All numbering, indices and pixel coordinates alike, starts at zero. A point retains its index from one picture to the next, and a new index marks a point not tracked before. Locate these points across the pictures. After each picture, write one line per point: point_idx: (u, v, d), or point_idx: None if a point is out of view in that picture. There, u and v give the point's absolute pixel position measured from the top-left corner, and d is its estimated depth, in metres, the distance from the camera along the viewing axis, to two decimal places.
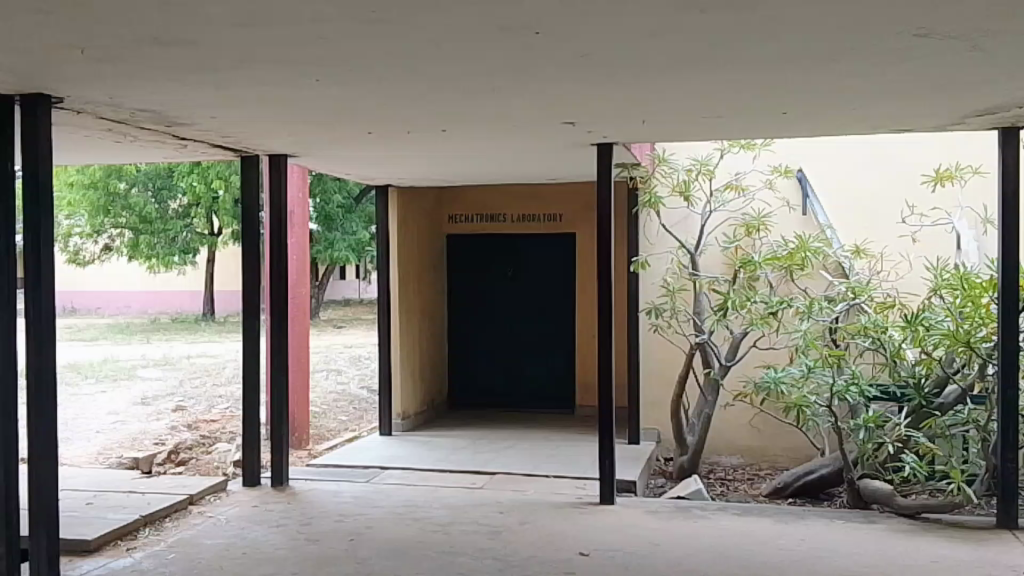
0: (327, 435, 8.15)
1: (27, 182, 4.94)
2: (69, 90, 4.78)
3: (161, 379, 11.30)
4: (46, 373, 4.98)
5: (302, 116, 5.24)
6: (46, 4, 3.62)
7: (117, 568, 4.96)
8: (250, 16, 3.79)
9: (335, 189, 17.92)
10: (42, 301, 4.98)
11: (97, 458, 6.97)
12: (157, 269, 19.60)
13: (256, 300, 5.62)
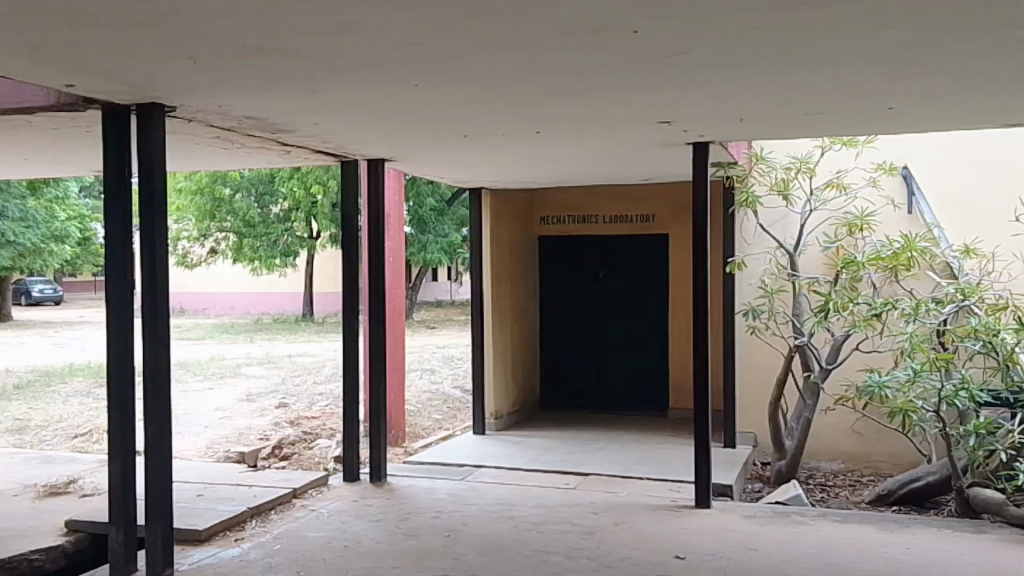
0: (422, 433, 8.32)
1: (144, 187, 5.17)
2: (183, 101, 5.01)
3: (265, 376, 11.82)
4: (159, 366, 5.19)
5: (399, 121, 5.35)
6: (161, 16, 3.80)
7: (226, 557, 5.22)
8: (351, 22, 3.88)
9: (428, 192, 18.25)
10: (158, 300, 5.21)
11: (206, 452, 7.29)
12: (259, 271, 20.57)
13: (355, 300, 5.76)
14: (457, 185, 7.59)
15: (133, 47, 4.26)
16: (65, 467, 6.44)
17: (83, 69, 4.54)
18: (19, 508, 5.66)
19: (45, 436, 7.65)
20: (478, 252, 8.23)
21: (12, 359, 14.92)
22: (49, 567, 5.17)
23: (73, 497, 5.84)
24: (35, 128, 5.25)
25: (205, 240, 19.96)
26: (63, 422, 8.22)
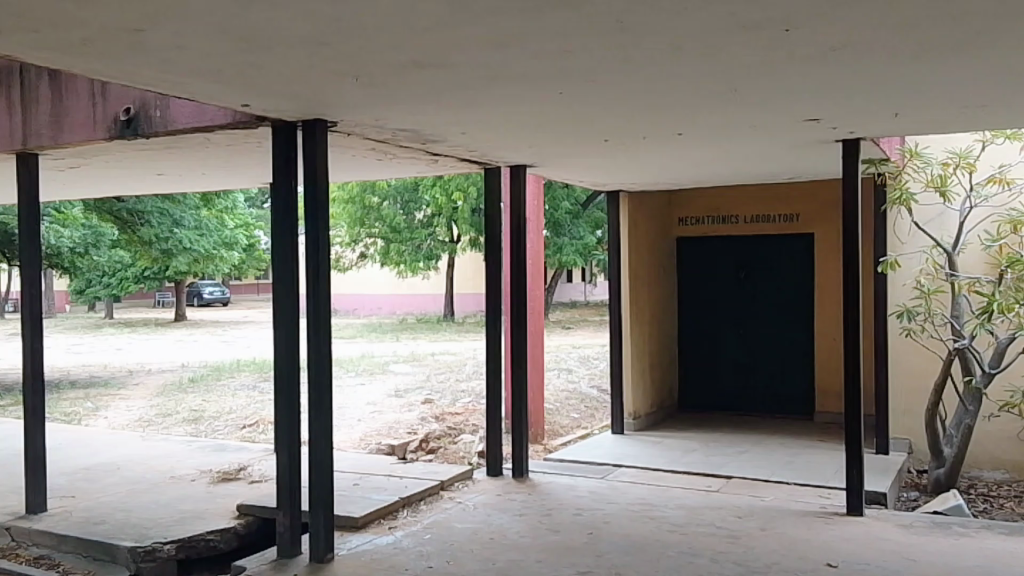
0: (560, 432, 8.48)
1: (309, 197, 5.63)
2: (343, 115, 5.38)
3: (411, 373, 12.38)
4: (321, 362, 5.62)
5: (543, 126, 5.52)
6: (326, 37, 4.10)
7: (381, 543, 5.58)
8: (501, 36, 4.04)
9: (564, 195, 18.31)
10: (321, 302, 5.67)
11: (360, 444, 7.75)
12: (403, 273, 21.55)
13: (497, 302, 6.05)
14: (597, 188, 7.70)
15: (302, 68, 4.62)
16: (237, 455, 7.02)
17: (256, 90, 4.96)
18: (198, 491, 6.22)
19: (220, 425, 8.36)
20: (617, 253, 8.32)
21: (187, 356, 16.42)
22: (224, 547, 5.63)
23: (244, 483, 6.35)
24: (212, 146, 5.76)
25: (356, 245, 21.10)
26: (234, 413, 8.93)
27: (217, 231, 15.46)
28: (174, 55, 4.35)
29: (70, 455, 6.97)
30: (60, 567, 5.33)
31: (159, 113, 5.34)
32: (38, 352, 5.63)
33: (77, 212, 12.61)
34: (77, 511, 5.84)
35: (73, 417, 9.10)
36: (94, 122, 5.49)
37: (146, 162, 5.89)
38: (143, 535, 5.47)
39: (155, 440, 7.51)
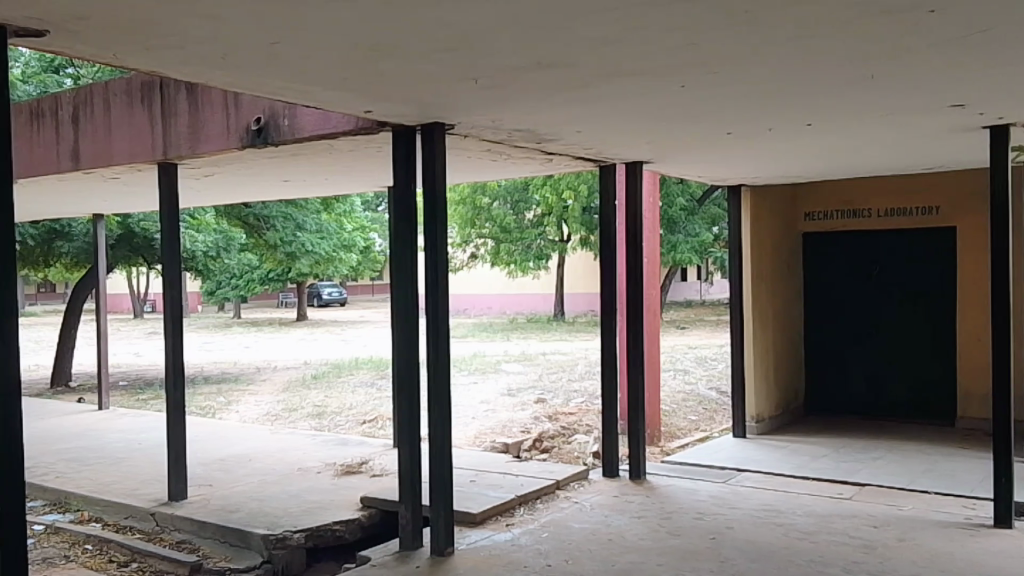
0: (677, 434, 8.34)
1: (428, 200, 5.81)
2: (463, 116, 5.47)
3: (523, 372, 12.47)
4: (441, 360, 5.81)
5: (663, 118, 5.44)
6: (450, 41, 4.16)
7: (499, 540, 5.65)
8: (625, 33, 3.98)
9: (678, 192, 18.07)
10: (439, 304, 5.82)
11: (474, 442, 7.86)
12: (513, 273, 21.79)
13: (612, 303, 6.07)
14: (716, 182, 7.54)
15: (424, 73, 4.72)
16: (358, 449, 7.24)
17: (380, 96, 5.11)
18: (324, 482, 6.47)
19: (342, 420, 8.68)
20: (739, 250, 8.10)
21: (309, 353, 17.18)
22: (349, 538, 5.84)
23: (366, 476, 6.55)
24: (337, 152, 5.98)
25: (466, 246, 21.49)
26: (355, 409, 9.25)
27: (337, 233, 15.27)
28: (304, 64, 4.53)
29: (209, 446, 7.40)
30: (199, 551, 5.65)
31: (287, 122, 5.58)
32: (179, 349, 5.96)
33: (211, 216, 13.35)
34: (215, 498, 6.18)
35: (211, 411, 9.67)
36: (227, 132, 5.74)
37: (275, 169, 6.17)
38: (274, 523, 5.75)
39: (282, 434, 7.86)
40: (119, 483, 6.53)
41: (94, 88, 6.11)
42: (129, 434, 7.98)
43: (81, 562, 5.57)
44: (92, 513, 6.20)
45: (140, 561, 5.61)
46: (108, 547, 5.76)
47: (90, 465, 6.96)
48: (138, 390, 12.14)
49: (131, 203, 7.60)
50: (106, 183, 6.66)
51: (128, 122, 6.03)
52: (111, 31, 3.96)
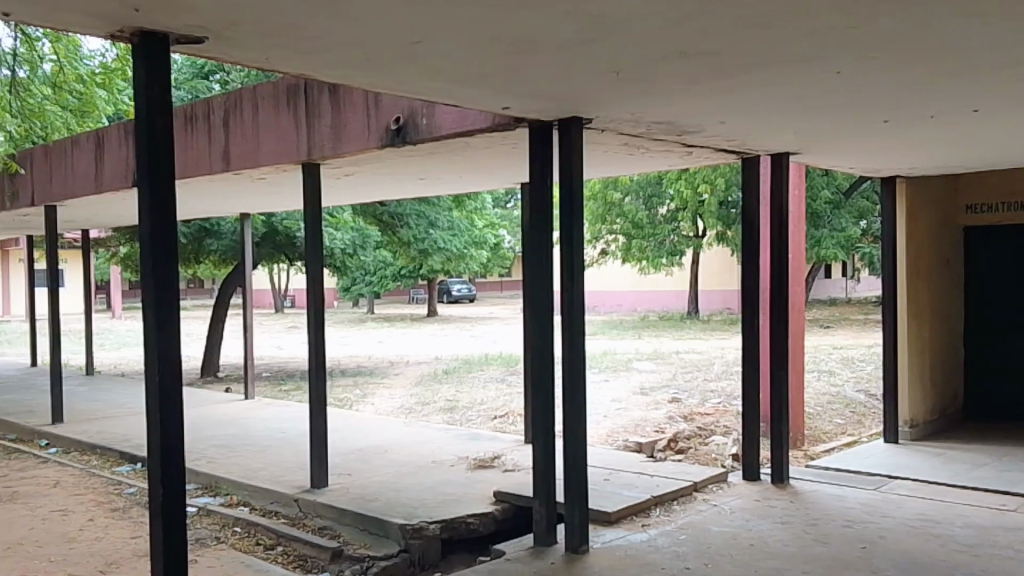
0: (823, 438, 7.98)
1: (565, 194, 5.80)
2: (601, 109, 5.43)
3: (656, 371, 12.27)
4: (576, 357, 5.77)
5: (809, 105, 5.21)
6: (587, 35, 4.10)
7: (635, 540, 5.57)
8: (774, 20, 3.79)
9: (822, 183, 16.82)
10: (575, 299, 5.80)
11: (607, 440, 7.80)
12: (645, 271, 21.86)
13: (752, 300, 5.97)
14: (866, 174, 7.17)
15: (560, 67, 4.68)
16: (490, 444, 7.29)
17: (516, 91, 5.11)
18: (458, 475, 6.55)
19: (473, 415, 8.79)
20: (892, 246, 7.68)
21: (439, 349, 17.55)
22: (483, 530, 5.92)
23: (499, 470, 6.58)
24: (474, 150, 6.06)
25: (597, 242, 21.67)
26: (486, 404, 9.34)
27: (466, 229, 15.42)
28: (442, 61, 4.59)
29: (353, 437, 7.64)
30: (340, 537, 5.83)
31: (425, 121, 5.67)
32: (320, 343, 6.15)
33: (348, 215, 13.42)
34: (353, 488, 6.36)
35: (348, 403, 10.01)
36: (367, 132, 5.88)
37: (413, 168, 6.31)
38: (411, 514, 5.87)
39: (416, 427, 8.03)
40: (264, 470, 6.82)
41: (244, 92, 6.34)
42: (272, 423, 8.35)
43: (231, 543, 5.85)
44: (241, 498, 6.50)
45: (286, 544, 5.85)
46: (255, 530, 6.03)
47: (238, 452, 7.33)
48: (280, 381, 12.78)
49: (274, 202, 7.95)
50: (253, 184, 6.99)
51: (275, 123, 6.23)
52: (260, 39, 4.13)
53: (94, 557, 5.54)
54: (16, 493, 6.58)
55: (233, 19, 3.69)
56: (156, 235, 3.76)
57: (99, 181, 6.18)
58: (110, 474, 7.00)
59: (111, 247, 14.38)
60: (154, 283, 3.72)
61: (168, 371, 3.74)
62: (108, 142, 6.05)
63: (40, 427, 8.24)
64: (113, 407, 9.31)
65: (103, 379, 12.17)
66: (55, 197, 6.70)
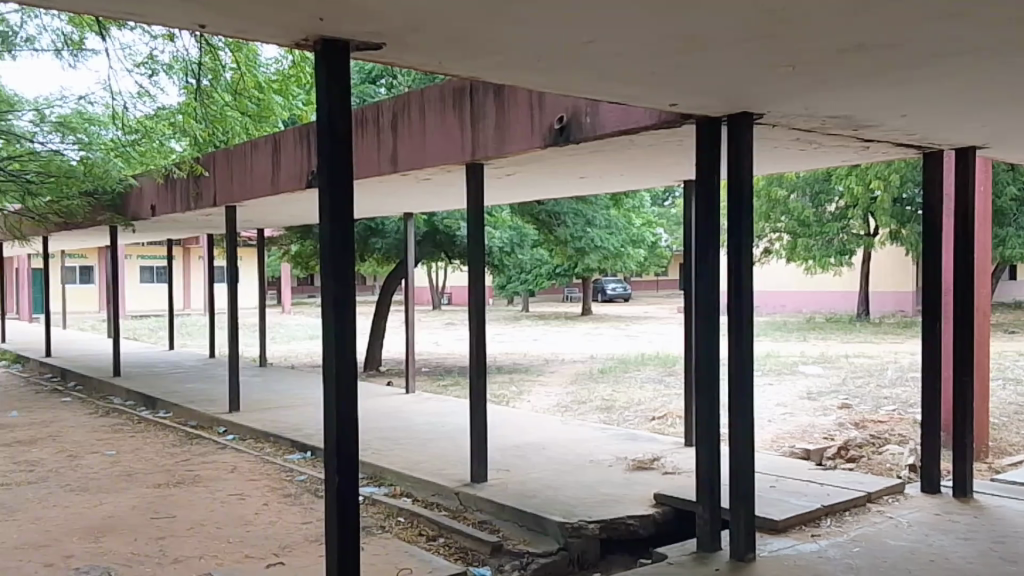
0: (1009, 451, 7.51)
1: (733, 191, 5.61)
2: (774, 105, 5.25)
3: (824, 375, 11.95)
4: (744, 359, 5.58)
5: (1005, 96, 4.85)
6: (763, 30, 3.93)
7: (805, 550, 5.38)
8: (975, 7, 3.52)
9: (1008, 179, 16.08)
10: (743, 302, 5.60)
11: (772, 445, 7.65)
12: (810, 271, 21.65)
13: (935, 304, 5.70)
14: None
15: (735, 63, 4.51)
16: (649, 445, 7.22)
17: (683, 88, 4.98)
18: (616, 476, 6.51)
19: (630, 415, 8.77)
20: None
21: (594, 347, 17.63)
22: (642, 533, 5.87)
23: (659, 473, 6.50)
24: (637, 148, 5.98)
25: (761, 241, 22.05)
26: (643, 405, 9.29)
27: (624, 228, 15.26)
28: (612, 60, 4.52)
29: (520, 432, 7.78)
30: (500, 532, 5.91)
31: (589, 119, 5.57)
32: (481, 340, 6.22)
33: (507, 214, 13.23)
34: (512, 483, 6.42)
35: (505, 400, 10.19)
36: (531, 132, 5.87)
37: (574, 168, 6.30)
38: (569, 512, 5.87)
39: (577, 425, 8.08)
40: (426, 462, 7.01)
41: (411, 96, 6.47)
42: (435, 416, 8.60)
43: (395, 533, 6.00)
44: (403, 489, 6.69)
45: (447, 536, 5.96)
46: (418, 521, 6.16)
47: (402, 443, 7.57)
48: (438, 376, 13.17)
49: (436, 201, 8.16)
50: (416, 185, 7.18)
51: (441, 126, 6.34)
52: (434, 44, 4.16)
53: (269, 540, 5.81)
54: (198, 476, 7.04)
55: (415, 21, 3.73)
56: (333, 234, 4.04)
57: (275, 184, 6.50)
58: (282, 461, 7.35)
59: (279, 246, 15.21)
60: (332, 279, 4.02)
61: (344, 359, 4.05)
62: (284, 147, 6.34)
63: (219, 414, 8.77)
64: (288, 397, 9.84)
65: (274, 370, 12.89)
66: (236, 197, 7.04)
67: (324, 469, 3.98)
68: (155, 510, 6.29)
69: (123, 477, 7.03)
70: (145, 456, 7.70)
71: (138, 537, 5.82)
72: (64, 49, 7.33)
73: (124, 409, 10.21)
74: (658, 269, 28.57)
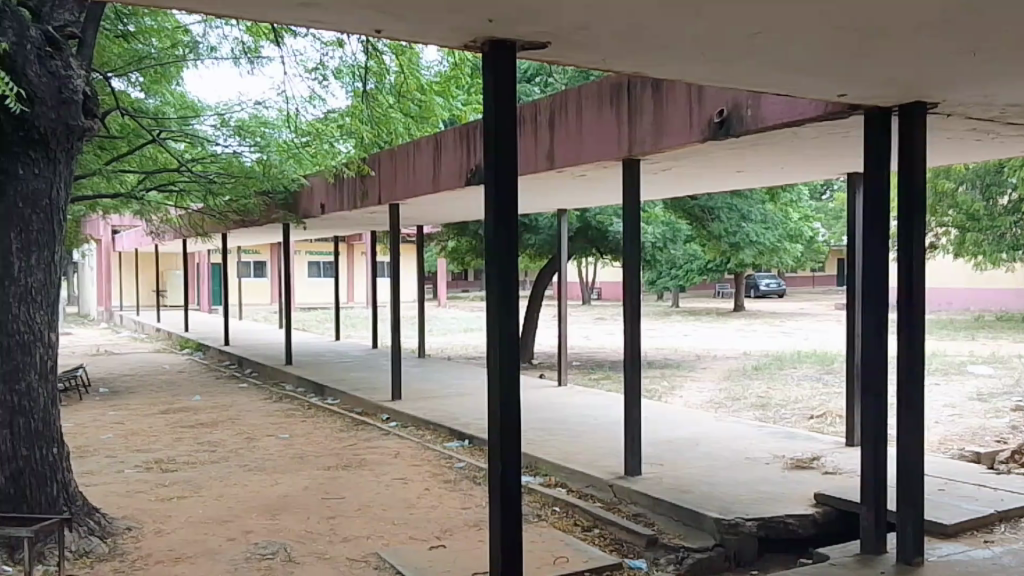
0: None
1: (904, 184, 5.14)
2: (951, 99, 5.00)
3: (995, 376, 11.38)
4: (917, 362, 5.13)
5: None
6: (950, 40, 3.69)
7: (978, 556, 5.17)
8: None
9: None
10: (913, 303, 5.16)
11: (939, 447, 7.46)
12: (981, 266, 20.54)
13: None
14: None
15: (911, 73, 4.27)
16: (809, 445, 7.14)
17: (856, 92, 4.60)
18: (774, 474, 6.43)
19: (787, 412, 8.69)
20: None
21: (743, 344, 17.39)
22: (801, 532, 5.63)
23: (820, 472, 6.38)
24: (797, 146, 5.84)
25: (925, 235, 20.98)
26: (801, 403, 9.17)
27: (782, 223, 14.90)
28: (776, 75, 4.35)
29: (678, 428, 7.90)
30: (655, 526, 5.81)
31: (751, 112, 5.17)
32: (637, 334, 6.30)
33: (660, 210, 13.12)
34: (668, 477, 6.43)
35: (656, 394, 10.24)
36: (689, 125, 5.57)
37: (732, 162, 6.26)
38: (726, 509, 5.67)
39: (731, 422, 8.13)
40: (582, 454, 7.18)
41: (568, 93, 6.52)
42: (590, 410, 8.86)
43: (550, 521, 6.11)
44: (558, 479, 6.86)
45: (602, 527, 5.96)
46: (573, 511, 6.25)
47: (558, 435, 7.81)
48: (589, 369, 13.37)
49: (588, 196, 8.28)
50: (569, 181, 7.33)
51: (596, 120, 6.35)
52: (598, 61, 4.17)
53: (431, 523, 6.00)
54: (364, 461, 7.47)
55: (585, 36, 3.73)
56: (497, 230, 4.08)
57: (436, 182, 7.20)
58: (441, 449, 7.68)
59: (438, 242, 15.83)
60: (499, 275, 4.07)
61: (507, 353, 4.10)
62: (445, 145, 6.97)
63: (381, 402, 9.28)
64: (446, 388, 10.23)
65: (431, 361, 13.37)
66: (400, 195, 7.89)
67: (488, 460, 4.13)
68: (325, 491, 6.68)
69: (296, 460, 7.56)
70: (315, 441, 8.26)
71: (311, 515, 6.15)
72: (243, 57, 8.00)
73: (295, 395, 10.90)
74: (801, 263, 27.83)
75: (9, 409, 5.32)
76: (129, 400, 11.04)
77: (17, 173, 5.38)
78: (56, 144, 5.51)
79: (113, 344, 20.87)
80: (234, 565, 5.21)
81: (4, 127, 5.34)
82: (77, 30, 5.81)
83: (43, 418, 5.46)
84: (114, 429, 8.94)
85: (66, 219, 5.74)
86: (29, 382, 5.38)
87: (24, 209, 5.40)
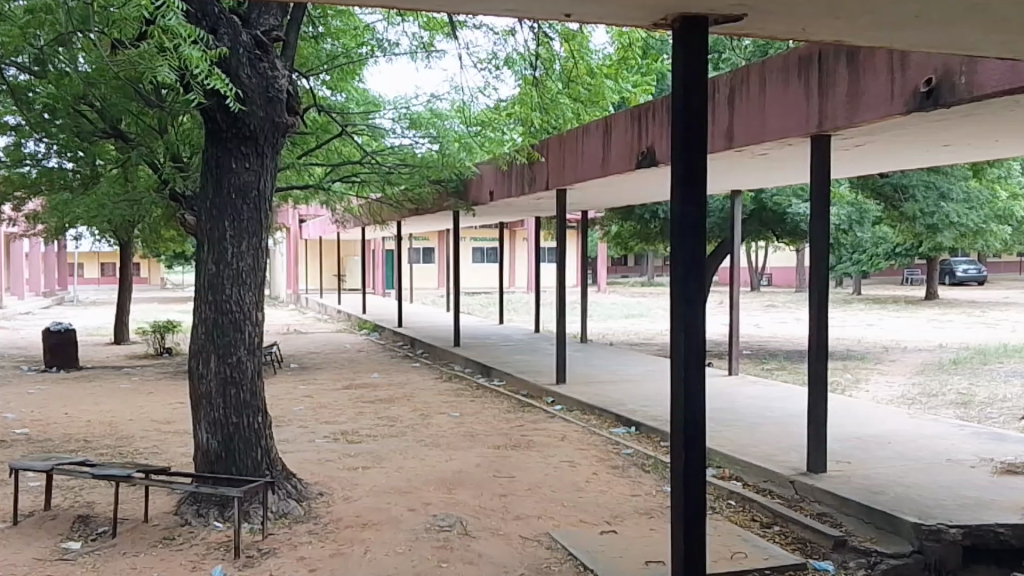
0: None
1: None
2: None
3: None
4: None
5: None
6: None
7: None
8: None
9: None
10: None
11: None
12: None
13: None
14: None
15: None
16: (1021, 448, 6.47)
17: None
18: (981, 478, 5.86)
19: (995, 412, 7.90)
20: None
21: (935, 336, 16.04)
22: (1015, 543, 5.04)
23: None
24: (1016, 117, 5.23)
25: None
26: (1010, 402, 8.34)
27: (984, 201, 13.45)
28: (999, 39, 3.87)
29: (864, 423, 7.44)
30: (843, 527, 5.46)
31: (965, 79, 4.64)
32: (822, 323, 6.02)
33: (845, 188, 12.26)
34: (855, 476, 6.04)
35: (839, 388, 9.70)
36: (890, 97, 5.11)
37: (937, 134, 5.72)
38: (926, 514, 5.19)
39: (928, 420, 7.53)
40: (757, 446, 6.91)
41: (751, 69, 6.25)
42: (764, 401, 8.54)
43: (727, 515, 5.91)
44: (733, 471, 6.65)
45: (783, 525, 5.68)
46: (750, 506, 6.02)
47: (730, 426, 7.58)
48: (762, 359, 12.85)
49: (766, 176, 7.94)
50: (749, 160, 7.04)
51: (782, 99, 6.00)
52: (794, 37, 3.91)
53: (601, 508, 5.95)
54: (533, 442, 7.59)
55: (781, 10, 3.49)
56: (688, 209, 3.79)
57: (606, 165, 7.34)
58: (608, 434, 7.66)
59: (602, 227, 15.86)
60: (689, 255, 3.78)
61: (695, 345, 3.80)
62: (615, 130, 7.07)
63: (547, 385, 9.41)
64: (611, 373, 10.21)
65: (594, 346, 13.34)
66: (569, 179, 8.21)
67: (674, 451, 3.86)
68: (497, 469, 6.85)
69: (468, 437, 7.82)
70: (485, 420, 8.51)
71: (485, 493, 6.29)
72: (420, 51, 8.35)
73: (463, 376, 11.25)
74: (1005, 245, 25.31)
75: (223, 381, 5.81)
76: (316, 376, 11.85)
77: (230, 168, 5.83)
78: (264, 139, 5.91)
79: (303, 323, 22.66)
80: (414, 534, 5.43)
81: (220, 124, 5.79)
82: (281, 34, 6.22)
83: (250, 389, 5.91)
84: (304, 401, 9.68)
85: (271, 209, 6.11)
86: (238, 357, 5.82)
87: (236, 200, 5.83)
